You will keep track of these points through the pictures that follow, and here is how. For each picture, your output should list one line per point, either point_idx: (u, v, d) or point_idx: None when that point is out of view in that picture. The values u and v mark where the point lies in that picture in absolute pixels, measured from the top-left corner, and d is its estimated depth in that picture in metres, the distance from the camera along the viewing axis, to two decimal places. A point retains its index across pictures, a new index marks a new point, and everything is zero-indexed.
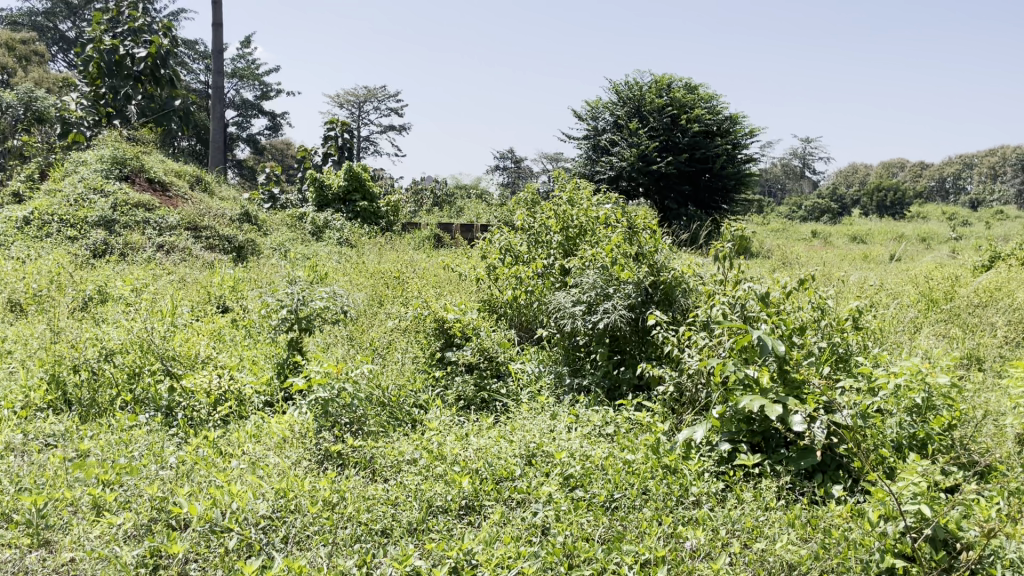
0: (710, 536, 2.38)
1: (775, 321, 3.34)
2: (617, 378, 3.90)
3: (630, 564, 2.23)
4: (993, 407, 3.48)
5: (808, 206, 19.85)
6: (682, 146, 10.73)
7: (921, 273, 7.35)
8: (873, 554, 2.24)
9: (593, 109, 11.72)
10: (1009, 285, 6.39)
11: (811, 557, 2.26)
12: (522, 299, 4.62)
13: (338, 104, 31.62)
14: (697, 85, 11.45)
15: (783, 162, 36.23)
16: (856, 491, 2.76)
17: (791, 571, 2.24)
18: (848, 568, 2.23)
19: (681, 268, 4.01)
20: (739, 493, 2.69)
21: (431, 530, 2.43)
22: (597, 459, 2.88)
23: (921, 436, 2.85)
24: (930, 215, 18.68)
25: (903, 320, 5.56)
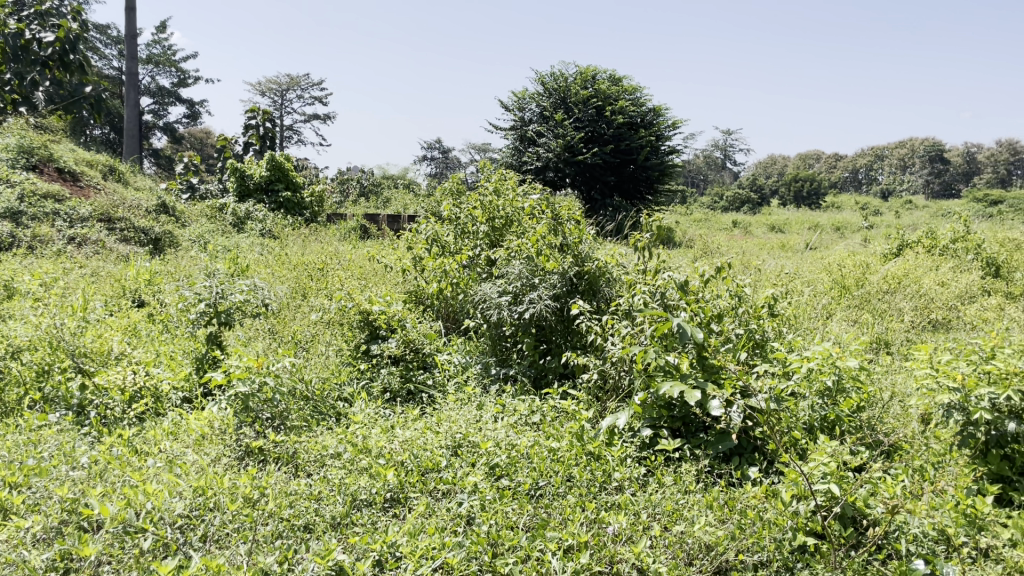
0: (631, 520, 2.43)
1: (694, 309, 3.43)
2: (542, 367, 3.95)
3: (554, 550, 2.26)
4: (899, 388, 3.67)
5: (729, 196, 20.29)
6: (608, 137, 10.85)
7: (834, 261, 7.62)
8: (786, 532, 2.33)
9: (519, 100, 11.71)
10: (915, 272, 6.70)
11: (728, 537, 2.31)
12: (448, 290, 4.63)
13: (260, 93, 30.99)
14: (621, 76, 11.60)
15: (706, 153, 36.95)
16: (770, 473, 2.86)
17: (708, 551, 2.29)
18: (762, 547, 2.30)
19: (605, 258, 4.11)
20: (660, 477, 2.76)
21: (355, 524, 2.42)
22: (522, 447, 2.90)
23: (832, 418, 3.01)
24: (844, 205, 19.38)
25: (816, 307, 5.77)
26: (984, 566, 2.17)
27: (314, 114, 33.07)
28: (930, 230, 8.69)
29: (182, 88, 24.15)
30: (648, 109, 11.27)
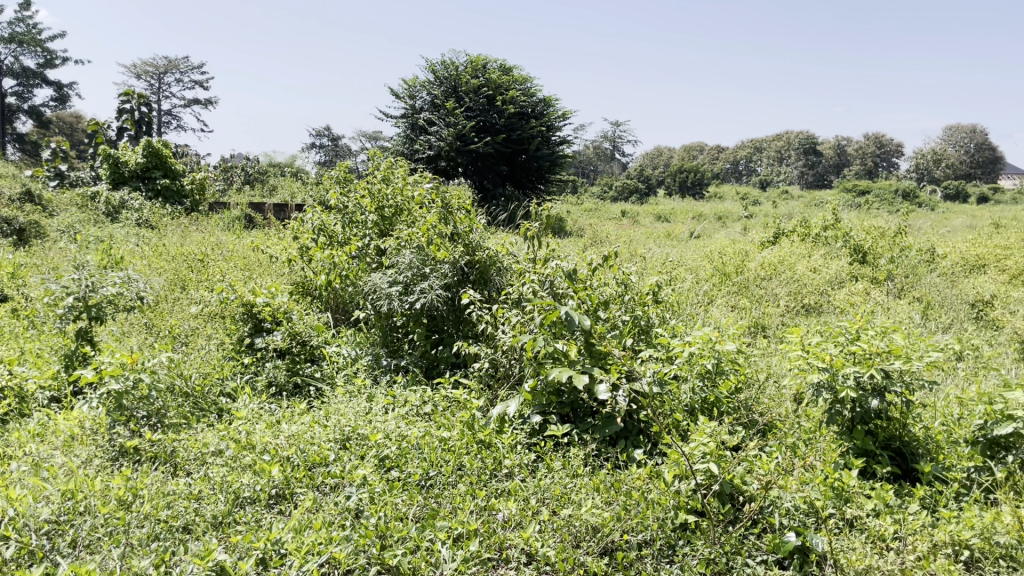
0: (520, 506, 2.46)
1: (582, 297, 3.50)
2: (434, 357, 3.94)
3: (443, 539, 2.26)
4: (774, 369, 3.86)
5: (618, 186, 20.73)
6: (499, 127, 10.90)
7: (715, 250, 7.90)
8: (669, 511, 2.42)
9: (410, 87, 11.29)
10: (789, 259, 7.04)
11: (613, 519, 2.37)
12: (337, 282, 4.54)
13: (136, 75, 29.47)
14: (511, 65, 11.62)
15: (595, 144, 37.61)
16: (655, 454, 2.95)
17: (594, 533, 2.34)
18: (646, 527, 2.37)
19: (496, 247, 4.15)
20: (549, 462, 2.80)
21: (237, 522, 2.34)
22: (413, 438, 2.87)
23: (712, 400, 3.14)
24: (726, 196, 20.16)
25: (698, 293, 5.98)
26: (849, 536, 2.40)
27: (195, 99, 31.76)
28: (803, 219, 9.14)
29: (48, 69, 22.69)
30: (539, 99, 11.41)
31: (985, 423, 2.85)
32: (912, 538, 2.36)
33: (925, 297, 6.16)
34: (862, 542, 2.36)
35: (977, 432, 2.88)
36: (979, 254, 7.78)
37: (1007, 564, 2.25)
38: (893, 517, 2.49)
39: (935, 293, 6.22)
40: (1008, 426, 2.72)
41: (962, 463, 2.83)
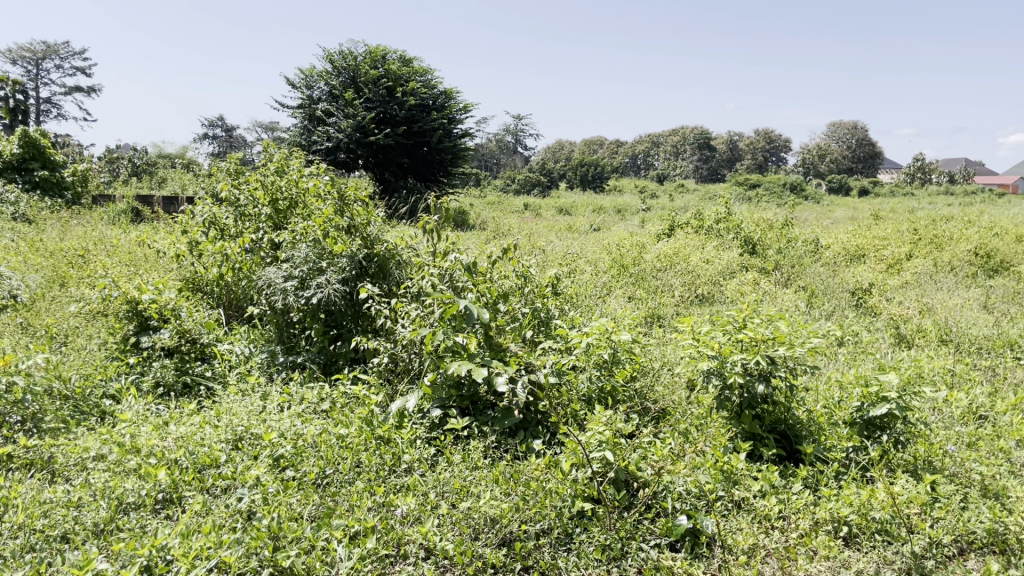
0: (419, 501, 2.44)
1: (481, 290, 3.49)
2: (332, 353, 3.87)
3: (339, 538, 2.21)
4: (668, 357, 3.97)
5: (520, 179, 20.81)
6: (399, 119, 10.77)
7: (613, 242, 8.04)
8: (566, 500, 2.45)
9: (306, 77, 11.00)
10: (684, 251, 7.25)
11: (512, 509, 2.37)
12: (229, 277, 4.39)
13: (10, 60, 27.69)
14: (411, 57, 11.49)
15: (498, 137, 37.71)
16: (553, 444, 2.98)
17: (493, 525, 2.34)
18: (544, 516, 2.39)
19: (394, 241, 4.11)
20: (449, 456, 2.79)
21: (121, 529, 2.23)
22: (309, 436, 2.81)
23: (609, 389, 3.21)
24: (625, 189, 20.60)
25: (597, 284, 6.09)
26: (736, 517, 2.49)
27: (77, 86, 30.12)
28: (697, 212, 9.42)
29: None
30: (439, 92, 11.35)
31: (862, 405, 3.01)
32: (796, 517, 2.48)
33: (809, 286, 6.44)
34: (748, 522, 2.44)
35: (854, 413, 3.04)
36: (858, 245, 8.20)
37: (881, 539, 2.38)
38: (778, 497, 2.60)
39: (819, 283, 6.51)
40: (883, 406, 2.88)
41: (841, 444, 2.98)
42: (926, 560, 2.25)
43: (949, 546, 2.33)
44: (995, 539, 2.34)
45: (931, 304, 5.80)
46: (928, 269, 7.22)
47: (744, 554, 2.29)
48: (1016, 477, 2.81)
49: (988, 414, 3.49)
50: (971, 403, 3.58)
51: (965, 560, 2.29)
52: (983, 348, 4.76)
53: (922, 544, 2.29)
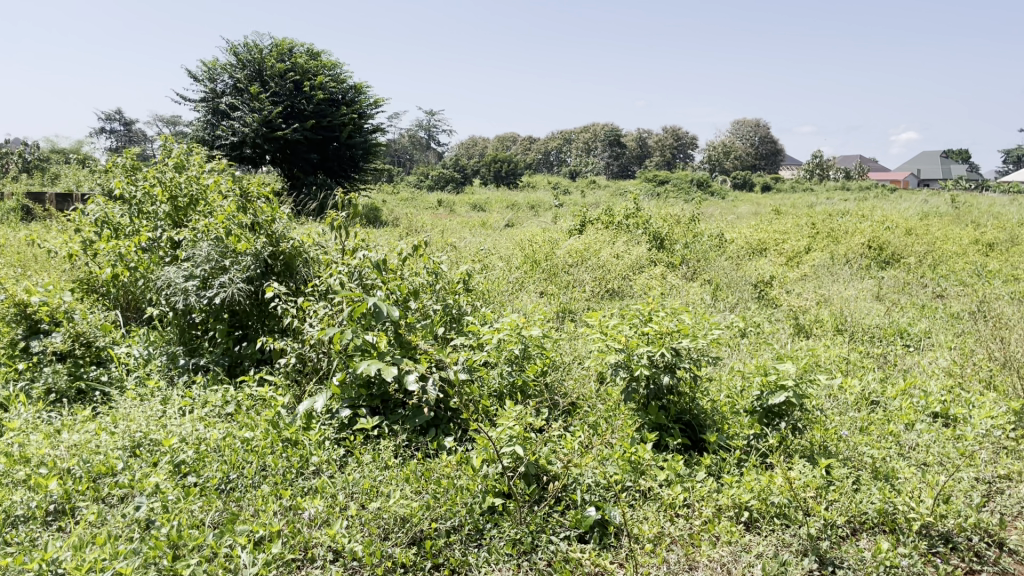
0: (327, 503, 2.39)
1: (391, 288, 3.45)
2: (237, 354, 3.75)
3: (243, 544, 2.13)
4: (578, 352, 4.01)
5: (433, 175, 20.67)
6: (307, 113, 10.56)
7: (525, 238, 8.07)
8: (478, 496, 2.45)
9: (208, 70, 10.58)
10: (595, 246, 7.35)
11: (422, 508, 2.35)
12: (126, 277, 4.20)
13: None
14: (318, 50, 11.26)
15: (410, 133, 37.42)
16: (464, 441, 2.97)
17: (403, 524, 2.31)
18: (455, 513, 2.38)
19: (300, 238, 4.01)
20: (358, 456, 2.74)
21: (8, 544, 2.11)
22: (212, 441, 2.72)
23: (520, 383, 3.23)
24: (539, 186, 20.76)
25: (509, 280, 6.10)
26: (643, 506, 2.54)
27: None
28: (607, 208, 9.55)
29: None
30: (348, 86, 11.18)
31: (761, 394, 3.11)
32: (700, 504, 2.54)
33: (714, 279, 6.63)
34: (654, 511, 2.49)
35: (755, 401, 3.13)
36: (761, 240, 8.48)
37: (780, 522, 2.47)
38: (684, 486, 2.67)
39: (724, 276, 6.70)
40: (781, 394, 2.98)
41: (743, 432, 3.07)
42: (821, 541, 2.34)
43: (843, 527, 2.43)
44: (885, 518, 2.46)
45: (827, 295, 6.05)
46: (825, 262, 7.53)
47: (650, 543, 2.33)
48: (903, 459, 2.96)
49: (879, 399, 3.65)
50: (864, 390, 3.74)
51: (857, 540, 2.40)
52: (875, 336, 4.99)
53: (819, 526, 2.38)
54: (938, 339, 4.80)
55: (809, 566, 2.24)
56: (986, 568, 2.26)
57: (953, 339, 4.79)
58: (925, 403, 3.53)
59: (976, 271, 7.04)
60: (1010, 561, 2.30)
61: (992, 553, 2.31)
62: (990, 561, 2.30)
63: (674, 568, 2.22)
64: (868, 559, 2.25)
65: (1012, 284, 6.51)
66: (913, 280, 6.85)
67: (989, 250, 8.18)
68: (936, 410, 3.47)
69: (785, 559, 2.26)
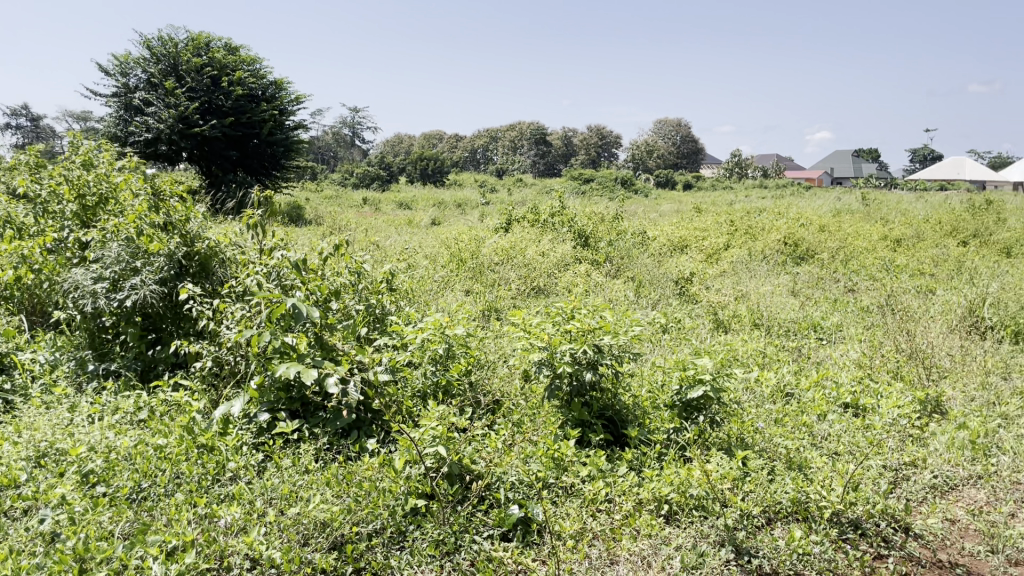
0: (244, 510, 2.28)
1: (311, 288, 3.38)
2: (150, 358, 3.62)
3: (155, 555, 2.01)
4: (502, 350, 4.01)
5: (358, 173, 20.37)
6: (226, 109, 10.27)
7: (451, 236, 8.03)
8: (399, 498, 2.43)
9: (121, 63, 10.16)
10: (521, 244, 7.36)
11: (343, 512, 2.29)
12: (31, 279, 4.01)
13: None
14: (236, 45, 10.97)
15: (334, 130, 36.85)
16: (387, 442, 2.94)
17: (324, 529, 2.24)
18: (377, 516, 2.34)
19: (217, 238, 3.90)
20: (277, 460, 2.68)
21: None
22: (123, 449, 2.61)
23: (443, 383, 3.21)
24: (466, 184, 20.72)
25: (434, 279, 6.06)
26: (566, 502, 2.55)
27: None
28: (533, 206, 9.58)
29: None
30: (269, 82, 10.94)
31: (680, 388, 3.18)
32: (621, 499, 2.57)
33: (637, 276, 6.73)
34: (577, 507, 2.50)
35: (674, 396, 3.20)
36: (682, 237, 8.64)
37: (699, 513, 2.51)
38: (605, 481, 2.69)
39: (646, 273, 6.80)
40: (699, 388, 3.05)
41: (664, 426, 3.12)
42: (738, 531, 2.39)
43: (758, 517, 2.49)
44: (798, 507, 2.53)
45: (745, 291, 6.20)
46: (743, 259, 7.73)
47: (572, 539, 2.34)
48: (816, 449, 3.05)
49: (794, 391, 3.76)
50: (779, 382, 3.84)
51: (772, 529, 2.46)
52: (790, 330, 5.14)
53: (735, 516, 2.43)
54: (849, 332, 4.97)
55: (726, 556, 2.28)
56: (893, 553, 2.35)
57: (863, 331, 4.97)
58: (836, 394, 3.64)
59: (885, 266, 7.31)
60: (914, 545, 2.39)
61: (898, 538, 2.40)
62: (896, 546, 2.39)
63: (595, 563, 2.24)
64: (782, 547, 2.31)
65: (918, 278, 6.79)
66: (826, 275, 7.08)
67: (897, 246, 8.53)
68: (847, 400, 3.59)
69: (703, 550, 2.29)
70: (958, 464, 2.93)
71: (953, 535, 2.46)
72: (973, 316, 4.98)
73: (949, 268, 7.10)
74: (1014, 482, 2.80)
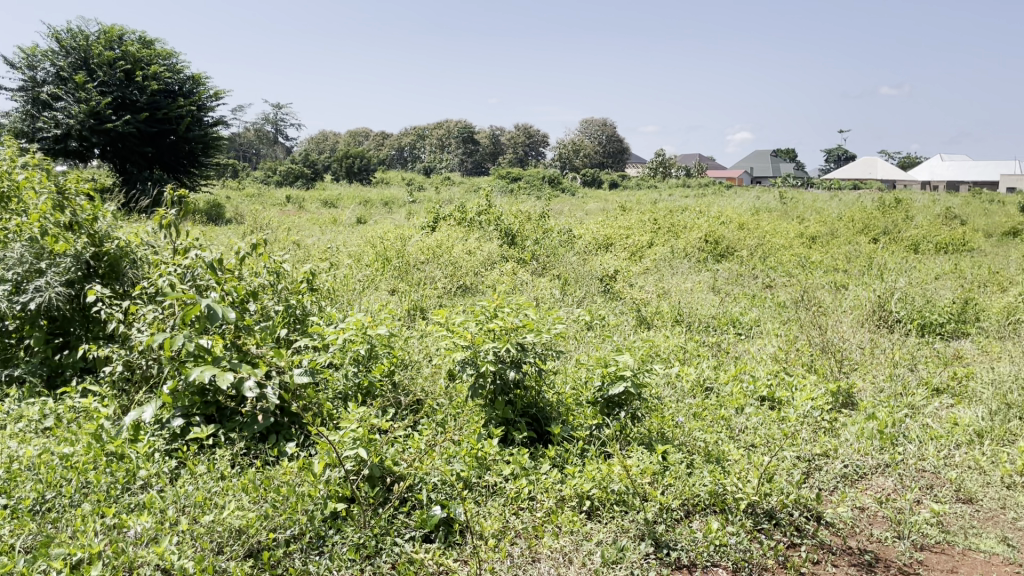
0: (156, 519, 2.18)
1: (226, 289, 3.26)
2: (57, 363, 3.45)
3: (60, 569, 1.88)
4: (425, 349, 3.97)
5: (282, 171, 19.93)
6: (140, 105, 9.91)
7: (376, 235, 7.92)
8: (318, 502, 2.35)
9: (27, 56, 9.61)
10: (447, 243, 7.30)
11: (259, 518, 2.22)
12: None
13: None
14: (151, 38, 10.59)
15: (257, 127, 36.01)
16: (306, 446, 2.86)
17: (239, 537, 2.17)
18: (295, 522, 2.26)
19: (127, 238, 3.74)
20: (191, 467, 2.58)
21: None
22: (26, 458, 2.48)
23: (365, 384, 3.16)
24: (392, 182, 20.52)
25: (358, 278, 5.96)
26: (489, 502, 2.53)
27: None
28: (460, 204, 9.54)
29: None
30: (186, 76, 10.63)
31: (602, 384, 3.20)
32: (542, 497, 2.57)
33: (563, 274, 6.76)
34: (499, 506, 2.49)
35: (597, 393, 3.22)
36: (607, 235, 8.73)
37: (619, 508, 2.53)
38: (528, 479, 2.69)
39: (571, 271, 6.83)
40: (620, 385, 3.08)
41: (586, 422, 3.13)
42: (657, 525, 2.42)
43: (677, 510, 2.53)
44: (716, 499, 2.57)
45: (667, 288, 6.30)
46: (665, 257, 7.87)
47: (493, 538, 2.32)
48: (733, 441, 3.11)
49: (713, 385, 3.84)
50: (699, 376, 3.91)
51: (691, 521, 2.49)
52: (710, 326, 5.25)
53: (655, 511, 2.46)
54: (766, 327, 5.10)
55: (646, 550, 2.31)
56: (806, 541, 2.41)
57: (779, 326, 5.10)
58: (753, 388, 3.72)
59: (801, 263, 7.53)
60: (826, 533, 2.46)
61: (811, 527, 2.47)
62: (809, 534, 2.45)
63: (518, 561, 2.22)
64: (700, 539, 2.35)
65: (832, 274, 7.01)
66: (745, 272, 7.26)
67: (812, 243, 8.80)
68: (763, 394, 3.68)
69: (623, 545, 2.31)
70: (867, 454, 3.03)
71: (862, 523, 2.55)
72: (881, 310, 5.17)
73: (861, 264, 7.35)
74: (919, 469, 2.91)
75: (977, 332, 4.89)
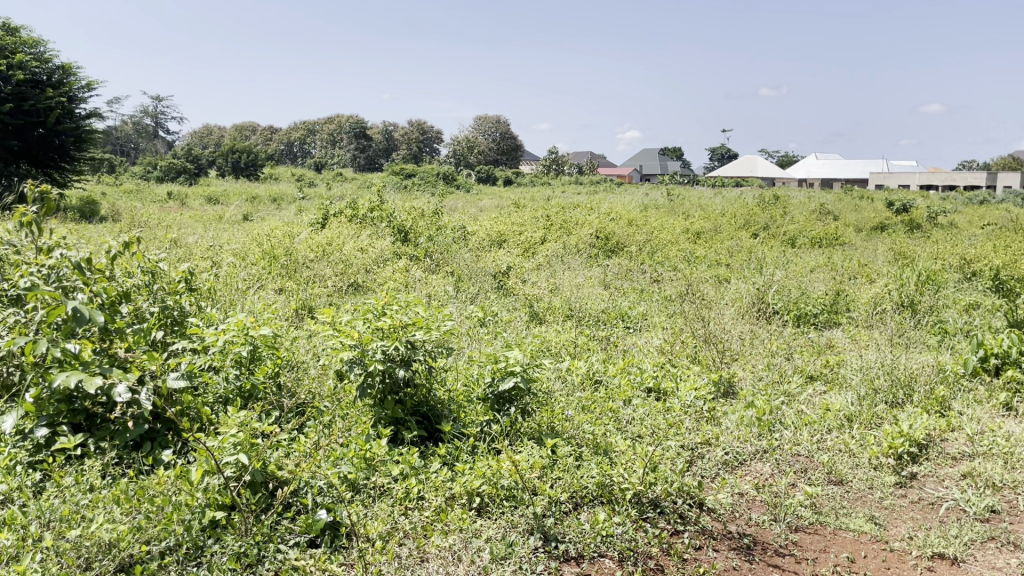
0: (16, 536, 2.01)
1: (97, 290, 3.07)
2: None
3: None
4: (311, 347, 3.87)
5: (163, 166, 19.07)
6: (4, 96, 9.28)
7: (263, 232, 7.67)
8: (196, 511, 2.22)
9: None
10: (337, 241, 7.15)
11: (131, 531, 2.08)
12: None
13: None
14: (15, 25, 9.92)
15: (136, 120, 34.36)
16: (184, 453, 2.73)
17: (110, 551, 2.01)
18: (170, 533, 2.13)
19: None
20: (58, 479, 2.40)
21: None
22: None
23: (247, 387, 3.05)
24: (281, 178, 19.97)
25: (243, 277, 5.76)
26: (376, 503, 2.48)
27: None
28: (350, 201, 9.35)
29: None
30: (55, 66, 10.02)
31: (493, 380, 3.18)
32: (431, 495, 2.53)
33: (456, 271, 6.73)
34: (386, 506, 2.44)
35: (487, 389, 3.19)
36: (500, 231, 8.75)
37: (509, 504, 2.51)
38: (417, 477, 2.65)
39: (464, 268, 6.81)
40: (510, 380, 3.08)
41: (476, 419, 3.11)
42: (546, 519, 2.43)
43: (565, 502, 2.54)
44: (603, 490, 2.60)
45: (558, 284, 6.37)
46: (557, 252, 7.94)
47: (380, 540, 2.28)
48: (621, 433, 3.16)
49: (602, 377, 3.89)
50: (588, 370, 3.96)
51: (579, 513, 2.51)
52: (600, 320, 5.33)
53: (544, 504, 2.47)
54: (653, 321, 5.23)
55: (535, 544, 2.32)
56: (689, 528, 2.47)
57: (665, 320, 5.24)
58: (640, 380, 3.81)
59: (687, 258, 7.77)
60: (708, 519, 2.53)
61: (693, 514, 2.53)
62: (692, 521, 2.52)
63: (405, 562, 2.18)
64: (588, 530, 2.38)
65: (715, 268, 7.26)
66: (634, 267, 7.42)
67: (696, 238, 9.09)
68: (649, 385, 3.76)
69: (511, 540, 2.31)
70: (746, 441, 3.14)
71: (741, 507, 2.63)
72: (760, 303, 5.38)
73: (742, 258, 7.64)
74: (794, 454, 3.04)
75: (847, 322, 5.16)
